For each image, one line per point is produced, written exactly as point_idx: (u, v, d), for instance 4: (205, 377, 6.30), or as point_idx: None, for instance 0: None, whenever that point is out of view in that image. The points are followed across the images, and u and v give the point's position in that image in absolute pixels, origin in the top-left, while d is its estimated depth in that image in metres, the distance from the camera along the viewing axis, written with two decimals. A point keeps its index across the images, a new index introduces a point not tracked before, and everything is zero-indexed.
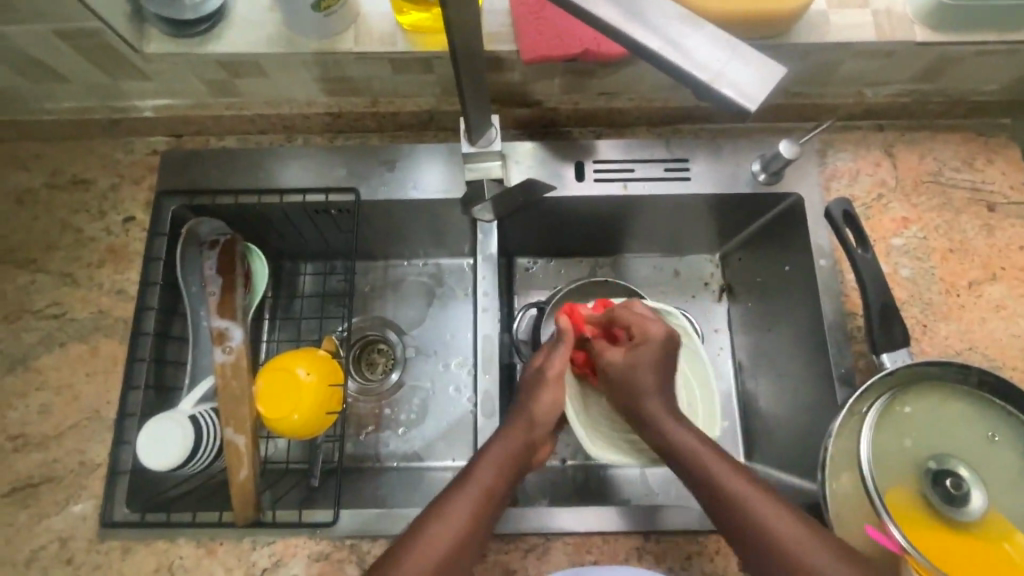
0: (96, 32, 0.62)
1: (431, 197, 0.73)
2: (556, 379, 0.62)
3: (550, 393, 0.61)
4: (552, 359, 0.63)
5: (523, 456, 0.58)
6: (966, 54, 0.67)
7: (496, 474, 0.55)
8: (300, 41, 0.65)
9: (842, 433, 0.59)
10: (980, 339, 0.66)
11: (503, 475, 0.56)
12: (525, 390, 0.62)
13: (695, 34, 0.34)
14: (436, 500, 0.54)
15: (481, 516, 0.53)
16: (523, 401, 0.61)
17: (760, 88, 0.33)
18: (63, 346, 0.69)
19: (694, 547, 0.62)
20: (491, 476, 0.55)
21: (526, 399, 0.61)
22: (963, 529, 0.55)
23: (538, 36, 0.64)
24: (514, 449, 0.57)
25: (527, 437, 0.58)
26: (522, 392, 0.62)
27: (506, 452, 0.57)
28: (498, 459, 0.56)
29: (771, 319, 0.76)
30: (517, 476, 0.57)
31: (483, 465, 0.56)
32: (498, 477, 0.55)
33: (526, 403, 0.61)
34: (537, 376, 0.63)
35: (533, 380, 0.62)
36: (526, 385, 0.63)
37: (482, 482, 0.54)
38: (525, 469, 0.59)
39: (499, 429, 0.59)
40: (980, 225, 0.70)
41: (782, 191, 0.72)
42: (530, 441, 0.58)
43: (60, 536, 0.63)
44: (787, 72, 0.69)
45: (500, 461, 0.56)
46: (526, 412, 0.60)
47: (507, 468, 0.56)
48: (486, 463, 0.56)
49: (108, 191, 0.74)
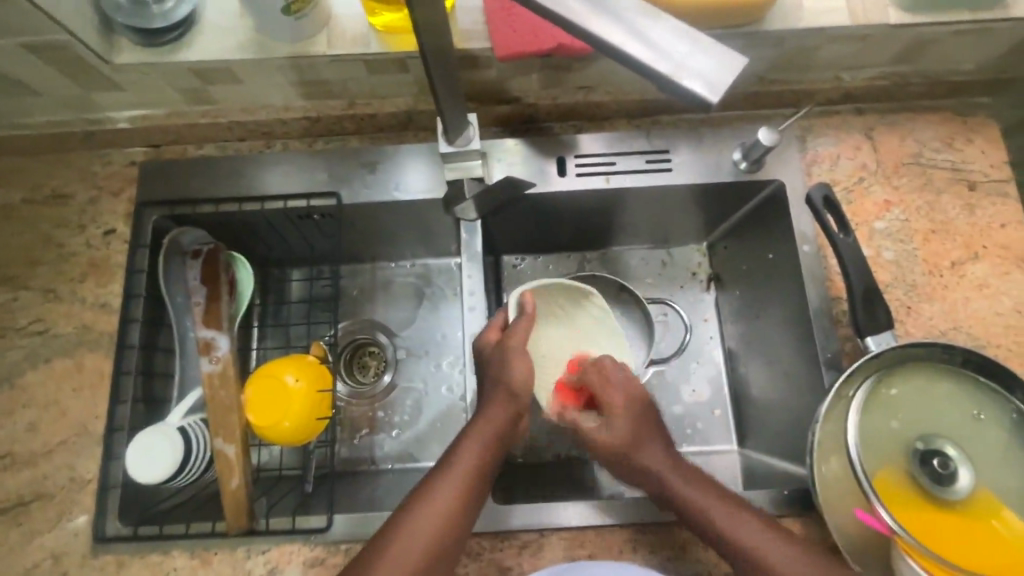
0: (65, 45, 0.61)
1: (413, 197, 0.72)
2: (523, 348, 0.60)
3: (523, 361, 0.60)
4: (517, 331, 0.61)
5: (505, 434, 0.58)
6: (940, 35, 0.67)
7: (478, 459, 0.56)
8: (272, 46, 0.64)
9: (829, 416, 0.59)
10: (964, 319, 0.67)
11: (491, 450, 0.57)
12: (493, 361, 0.61)
13: (656, 27, 0.34)
14: (426, 477, 0.56)
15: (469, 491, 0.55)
16: (495, 371, 0.60)
17: (721, 79, 0.33)
18: (47, 362, 0.68)
19: (688, 537, 0.62)
20: (474, 457, 0.56)
21: (499, 369, 0.60)
22: (952, 508, 0.56)
23: (510, 33, 0.63)
24: (499, 421, 0.58)
25: (510, 409, 0.59)
26: (493, 362, 0.61)
27: (489, 431, 0.57)
28: (485, 436, 0.57)
29: (759, 307, 0.76)
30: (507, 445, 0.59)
31: (466, 446, 0.57)
32: (479, 456, 0.56)
33: (503, 374, 0.60)
34: (499, 340, 0.62)
35: (500, 351, 0.61)
36: (494, 355, 0.61)
37: (469, 458, 0.56)
38: (510, 442, 0.59)
39: (482, 405, 0.59)
40: (962, 206, 0.70)
41: (764, 178, 0.72)
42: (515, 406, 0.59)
43: (53, 553, 0.62)
44: (764, 59, 0.69)
45: (485, 435, 0.57)
46: (503, 395, 0.59)
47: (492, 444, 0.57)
48: (470, 442, 0.57)
49: (88, 205, 0.73)
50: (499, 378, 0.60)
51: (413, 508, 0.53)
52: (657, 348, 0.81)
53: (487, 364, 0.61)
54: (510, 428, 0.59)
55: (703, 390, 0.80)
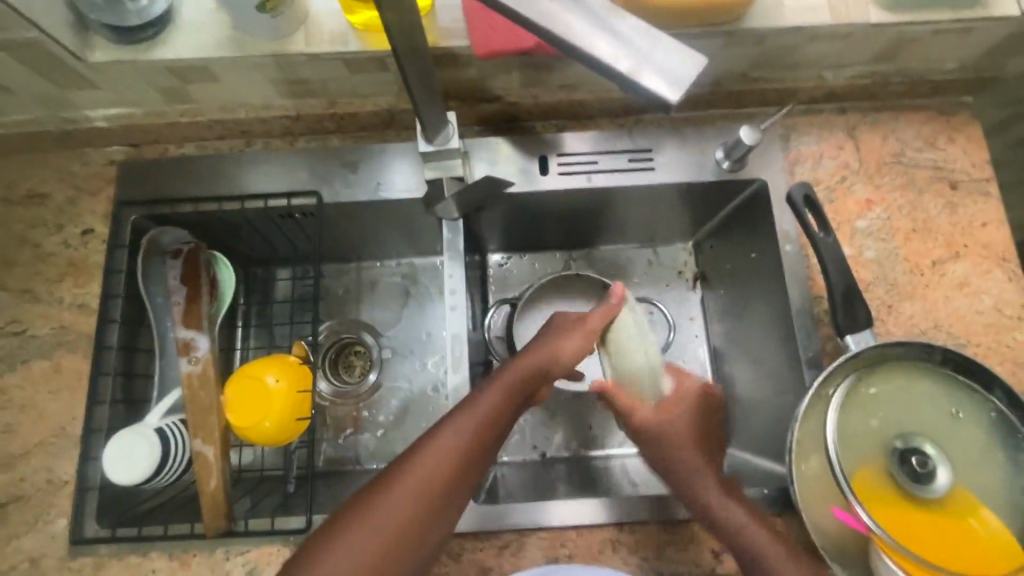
0: (36, 42, 0.60)
1: (396, 197, 0.72)
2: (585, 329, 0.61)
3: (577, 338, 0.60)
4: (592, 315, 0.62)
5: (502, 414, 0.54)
6: (921, 34, 0.67)
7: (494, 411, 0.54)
8: (249, 44, 0.64)
9: (808, 416, 0.59)
10: (945, 317, 0.67)
11: (484, 428, 0.52)
12: (548, 333, 0.61)
13: (617, 26, 0.34)
14: (411, 446, 0.51)
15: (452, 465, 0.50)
16: (544, 339, 0.60)
17: (680, 79, 0.33)
18: (25, 363, 0.67)
19: (668, 536, 0.62)
20: (490, 408, 0.54)
21: (554, 340, 0.60)
22: (931, 507, 0.56)
23: (488, 31, 0.63)
24: (501, 399, 0.54)
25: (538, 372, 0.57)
26: (547, 333, 0.61)
27: (512, 386, 0.55)
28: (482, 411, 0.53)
29: (744, 305, 0.76)
30: (506, 426, 0.55)
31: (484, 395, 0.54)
32: (470, 435, 0.52)
33: (552, 342, 0.60)
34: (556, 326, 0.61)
35: (560, 325, 0.61)
36: (554, 327, 0.61)
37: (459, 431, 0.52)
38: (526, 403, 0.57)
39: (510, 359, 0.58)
40: (943, 204, 0.71)
41: (746, 177, 0.72)
42: (531, 385, 0.57)
43: (30, 556, 0.62)
44: (745, 58, 0.69)
45: (507, 388, 0.55)
46: (507, 378, 0.55)
47: (490, 421, 0.53)
48: (464, 417, 0.53)
49: (66, 205, 0.72)
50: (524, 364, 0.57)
51: (394, 480, 0.49)
52: None
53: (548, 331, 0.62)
54: (515, 409, 0.56)
55: None
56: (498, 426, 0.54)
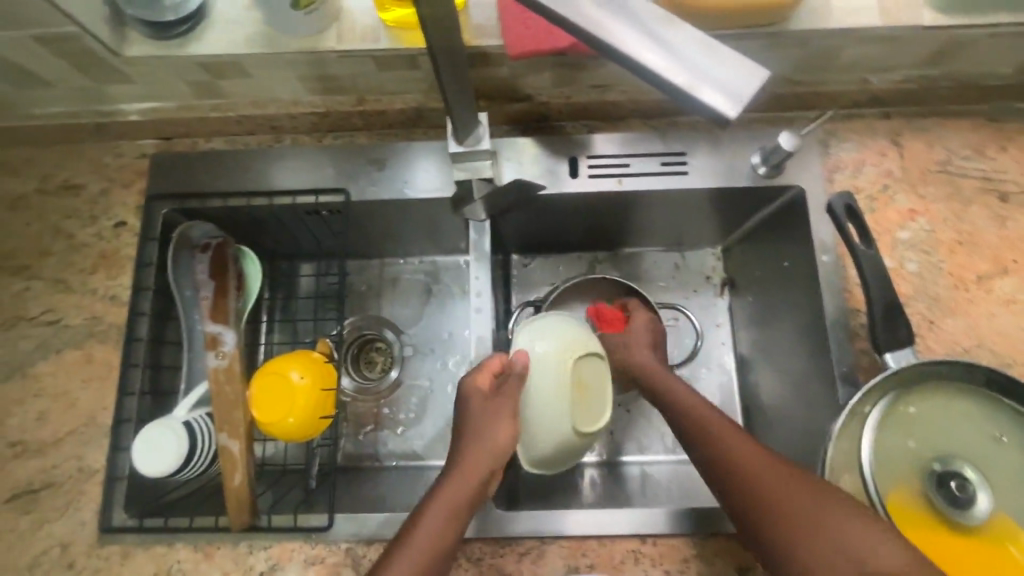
0: (75, 37, 0.61)
1: (423, 196, 0.71)
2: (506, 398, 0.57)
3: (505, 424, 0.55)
4: (511, 385, 0.58)
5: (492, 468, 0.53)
6: (975, 37, 0.63)
7: (466, 489, 0.52)
8: (281, 41, 0.64)
9: (843, 434, 0.57)
10: (989, 335, 0.64)
11: (477, 486, 0.52)
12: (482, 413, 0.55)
13: (673, 36, 0.33)
14: (415, 510, 0.52)
15: (454, 527, 0.51)
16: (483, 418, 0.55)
17: (740, 93, 0.31)
18: (58, 352, 0.69)
19: (692, 550, 0.61)
20: (463, 486, 0.52)
21: (487, 422, 0.55)
22: (971, 534, 0.54)
23: (522, 30, 0.62)
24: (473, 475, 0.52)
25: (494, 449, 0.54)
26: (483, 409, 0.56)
27: (475, 464, 0.53)
28: (467, 467, 0.53)
29: (774, 315, 0.74)
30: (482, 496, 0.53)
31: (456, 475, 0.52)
32: (468, 495, 0.52)
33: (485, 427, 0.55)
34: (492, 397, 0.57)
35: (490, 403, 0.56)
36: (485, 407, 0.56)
37: (450, 495, 0.51)
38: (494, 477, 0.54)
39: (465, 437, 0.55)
40: (991, 217, 0.67)
41: (783, 183, 0.69)
42: (491, 462, 0.53)
43: (62, 541, 0.63)
44: (786, 60, 0.67)
45: (471, 467, 0.53)
46: (483, 434, 0.54)
47: (479, 479, 0.52)
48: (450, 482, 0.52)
49: (99, 196, 0.73)
50: (492, 420, 0.55)
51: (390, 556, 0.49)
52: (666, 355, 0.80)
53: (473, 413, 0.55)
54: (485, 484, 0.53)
55: (712, 395, 0.79)
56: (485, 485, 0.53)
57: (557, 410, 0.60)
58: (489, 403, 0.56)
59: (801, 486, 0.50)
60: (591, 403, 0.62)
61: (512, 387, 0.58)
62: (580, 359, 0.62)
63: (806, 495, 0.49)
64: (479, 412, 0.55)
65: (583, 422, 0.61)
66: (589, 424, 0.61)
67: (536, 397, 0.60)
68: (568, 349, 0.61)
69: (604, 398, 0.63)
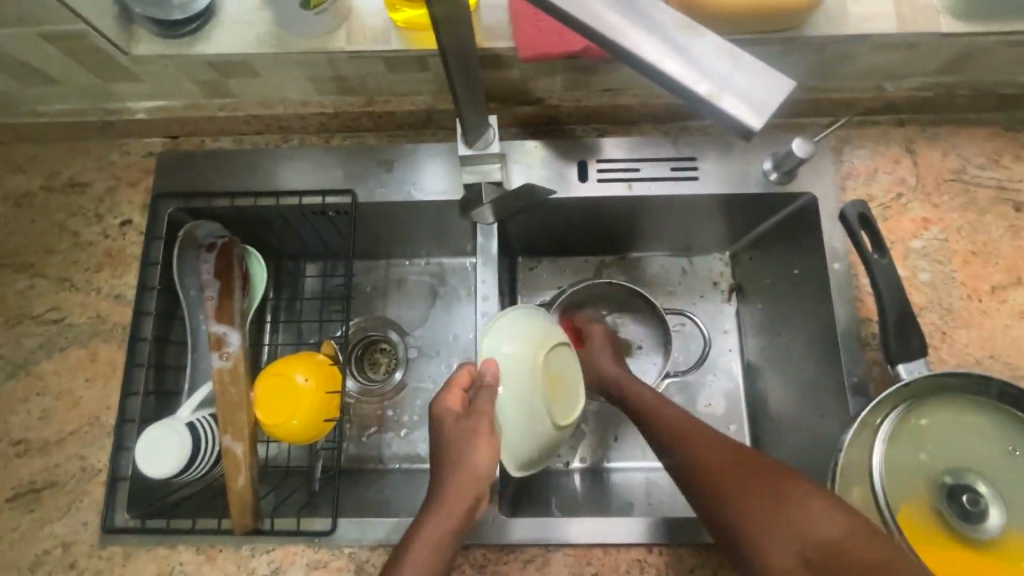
0: (83, 35, 0.60)
1: (430, 198, 0.71)
2: (482, 419, 0.52)
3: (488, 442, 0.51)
4: (481, 401, 0.54)
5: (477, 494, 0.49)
6: (994, 45, 0.62)
7: (451, 519, 0.47)
8: (291, 41, 0.63)
9: (854, 445, 0.56)
10: (1002, 347, 0.63)
11: (464, 514, 0.48)
12: (461, 437, 0.51)
13: (696, 43, 0.32)
14: (400, 544, 0.48)
15: (442, 559, 0.47)
16: (462, 441, 0.51)
17: (764, 102, 0.31)
18: (62, 351, 0.68)
19: (698, 560, 0.61)
20: (449, 516, 0.47)
21: (464, 446, 0.50)
22: (983, 549, 0.53)
23: (535, 32, 0.61)
24: (459, 503, 0.48)
25: (476, 476, 0.49)
26: (460, 433, 0.51)
27: (461, 491, 0.48)
28: (451, 498, 0.48)
29: (783, 322, 0.74)
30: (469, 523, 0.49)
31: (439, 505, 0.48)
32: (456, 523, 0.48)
33: (465, 451, 0.50)
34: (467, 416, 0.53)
35: (466, 428, 0.51)
36: (462, 429, 0.51)
37: (436, 529, 0.47)
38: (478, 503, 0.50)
39: (445, 461, 0.50)
40: (1006, 227, 0.67)
41: (795, 190, 0.69)
42: (474, 489, 0.49)
43: (64, 541, 0.63)
44: (801, 66, 0.66)
45: (457, 493, 0.48)
46: (463, 460, 0.49)
47: (465, 507, 0.48)
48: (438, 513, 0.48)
49: (105, 194, 0.73)
50: (466, 443, 0.50)
51: None
52: (673, 361, 0.79)
53: (450, 435, 0.51)
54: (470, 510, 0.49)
55: (719, 402, 0.78)
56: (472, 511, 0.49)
57: (533, 409, 0.59)
58: (462, 424, 0.52)
59: (813, 512, 0.46)
60: (564, 396, 0.62)
61: (485, 400, 0.54)
62: (549, 353, 0.62)
63: (808, 511, 0.46)
64: (453, 435, 0.51)
65: (559, 415, 0.61)
66: (564, 416, 0.62)
67: (510, 402, 0.59)
68: (537, 344, 0.61)
69: (574, 386, 0.64)
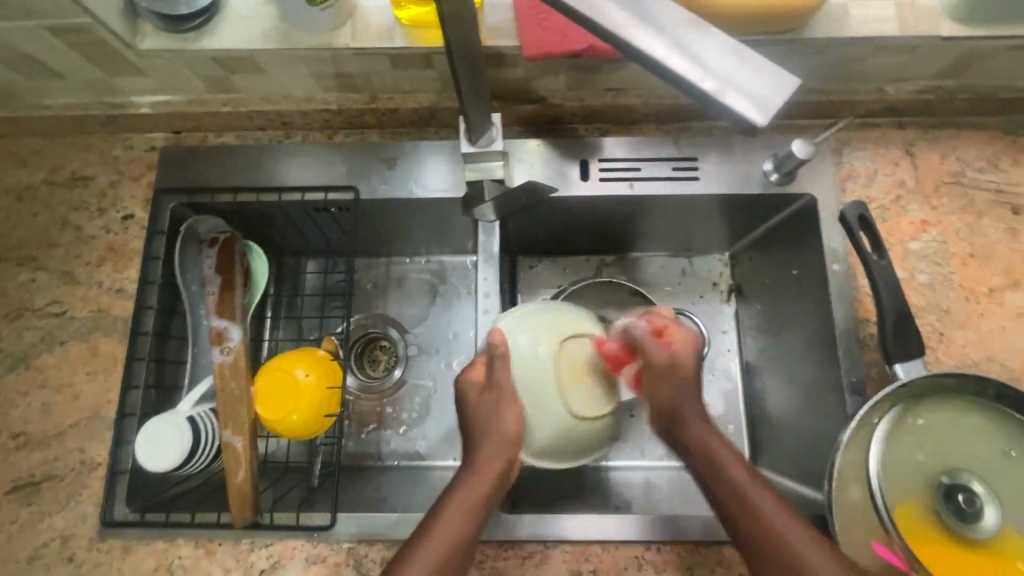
0: (89, 28, 0.60)
1: (433, 196, 0.71)
2: (506, 391, 0.56)
3: (512, 412, 0.55)
4: (504, 374, 0.57)
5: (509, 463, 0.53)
6: (993, 49, 0.63)
7: (484, 482, 0.51)
8: (296, 36, 0.63)
9: (853, 444, 0.57)
10: (999, 349, 0.64)
11: (497, 481, 0.52)
12: (488, 408, 0.55)
13: (702, 41, 0.33)
14: (435, 506, 0.51)
15: (475, 522, 0.50)
16: (489, 415, 0.55)
17: (769, 98, 0.31)
18: (63, 344, 0.68)
19: (695, 557, 0.61)
20: (485, 481, 0.51)
21: (492, 416, 0.55)
22: (978, 547, 0.53)
23: (538, 32, 0.61)
24: (495, 470, 0.52)
25: (510, 444, 0.54)
26: (488, 406, 0.55)
27: (494, 457, 0.52)
28: (486, 464, 0.52)
29: (781, 323, 0.74)
30: (498, 493, 0.52)
31: (474, 470, 0.52)
32: (489, 488, 0.51)
33: (493, 421, 0.54)
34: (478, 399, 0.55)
35: (494, 398, 0.55)
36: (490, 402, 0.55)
37: (473, 491, 0.50)
38: (509, 476, 0.54)
39: (478, 430, 0.54)
40: (1004, 230, 0.67)
41: (795, 191, 0.69)
42: (505, 458, 0.53)
43: (63, 534, 0.63)
44: (803, 67, 0.66)
45: (491, 458, 0.52)
46: (495, 429, 0.54)
47: (498, 472, 0.52)
48: (460, 491, 0.51)
49: (107, 188, 0.73)
50: (494, 412, 0.55)
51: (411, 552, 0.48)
52: None
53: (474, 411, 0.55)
54: (501, 480, 0.52)
55: (718, 402, 0.78)
56: (503, 479, 0.53)
57: (551, 396, 0.58)
58: (485, 396, 0.56)
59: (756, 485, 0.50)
60: (592, 389, 0.60)
61: (503, 373, 0.57)
62: (574, 343, 0.60)
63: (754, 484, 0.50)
64: (477, 409, 0.55)
65: (584, 408, 0.59)
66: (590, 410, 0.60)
67: (528, 390, 0.58)
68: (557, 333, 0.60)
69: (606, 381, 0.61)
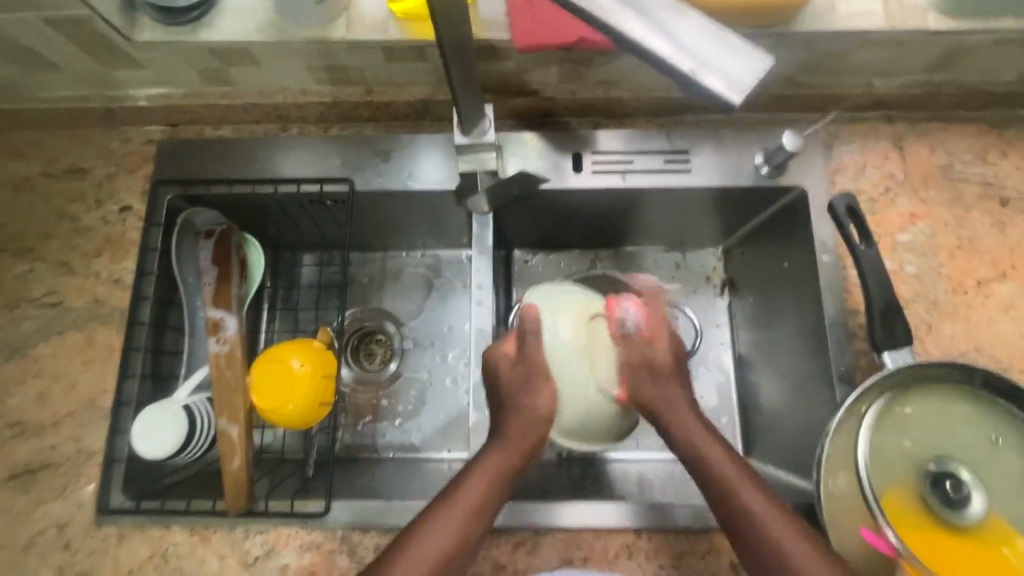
0: (87, 20, 0.61)
1: (428, 188, 0.72)
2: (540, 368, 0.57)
3: (546, 389, 0.57)
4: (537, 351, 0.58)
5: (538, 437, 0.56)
6: (979, 44, 0.64)
7: (507, 452, 0.54)
8: (291, 29, 0.64)
9: (841, 432, 0.58)
10: (986, 339, 0.64)
11: (522, 454, 0.55)
12: (519, 384, 0.57)
13: (681, 22, 0.33)
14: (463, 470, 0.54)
15: (499, 488, 0.54)
16: (518, 390, 0.57)
17: (744, 78, 0.32)
18: (60, 334, 0.69)
19: (685, 545, 0.61)
20: (508, 452, 0.54)
21: (523, 391, 0.56)
22: (964, 533, 0.54)
23: (530, 24, 0.62)
24: (521, 442, 0.55)
25: (537, 418, 0.56)
26: (514, 383, 0.57)
27: (519, 429, 0.55)
28: (513, 435, 0.55)
29: (772, 315, 0.75)
30: (523, 465, 0.55)
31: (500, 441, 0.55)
32: (514, 459, 0.54)
33: (522, 397, 0.56)
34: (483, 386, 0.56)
35: (532, 371, 0.57)
36: (515, 379, 0.57)
37: (499, 459, 0.54)
38: (536, 450, 0.56)
39: (508, 402, 0.57)
40: (992, 222, 0.68)
41: (786, 184, 0.70)
42: (532, 432, 0.55)
43: (59, 521, 0.64)
44: (792, 61, 0.67)
45: (517, 430, 0.55)
46: (528, 401, 0.56)
47: (525, 444, 0.55)
48: (478, 470, 0.54)
49: (105, 181, 0.74)
50: (529, 386, 0.57)
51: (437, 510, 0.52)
52: None
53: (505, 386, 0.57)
54: (528, 454, 0.55)
55: (711, 395, 0.79)
56: (530, 451, 0.55)
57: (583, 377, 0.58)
58: (517, 368, 0.58)
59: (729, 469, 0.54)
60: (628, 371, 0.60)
61: (535, 350, 0.58)
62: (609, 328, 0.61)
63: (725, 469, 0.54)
64: (511, 380, 0.57)
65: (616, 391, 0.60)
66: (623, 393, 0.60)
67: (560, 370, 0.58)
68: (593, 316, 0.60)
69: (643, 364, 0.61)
